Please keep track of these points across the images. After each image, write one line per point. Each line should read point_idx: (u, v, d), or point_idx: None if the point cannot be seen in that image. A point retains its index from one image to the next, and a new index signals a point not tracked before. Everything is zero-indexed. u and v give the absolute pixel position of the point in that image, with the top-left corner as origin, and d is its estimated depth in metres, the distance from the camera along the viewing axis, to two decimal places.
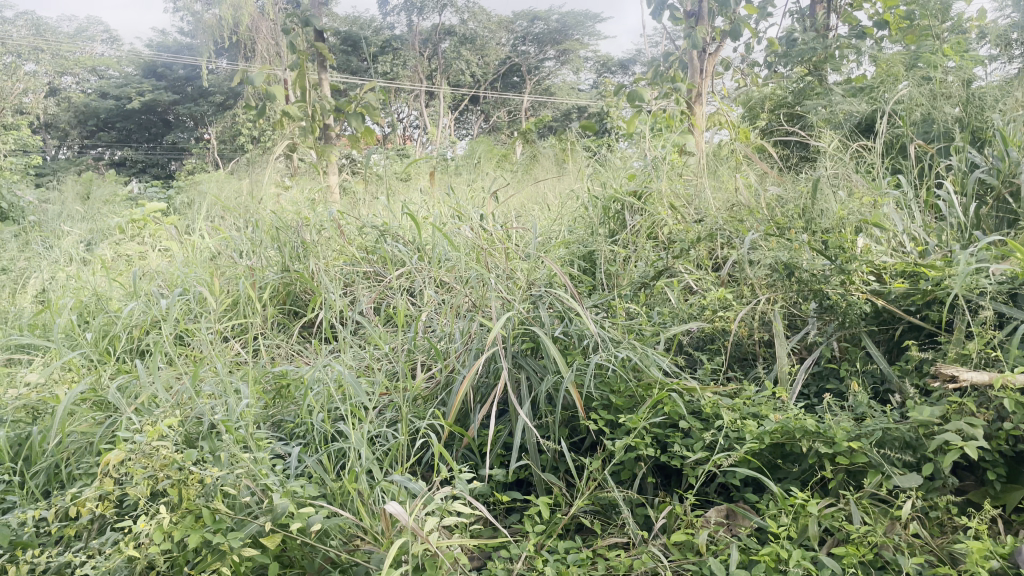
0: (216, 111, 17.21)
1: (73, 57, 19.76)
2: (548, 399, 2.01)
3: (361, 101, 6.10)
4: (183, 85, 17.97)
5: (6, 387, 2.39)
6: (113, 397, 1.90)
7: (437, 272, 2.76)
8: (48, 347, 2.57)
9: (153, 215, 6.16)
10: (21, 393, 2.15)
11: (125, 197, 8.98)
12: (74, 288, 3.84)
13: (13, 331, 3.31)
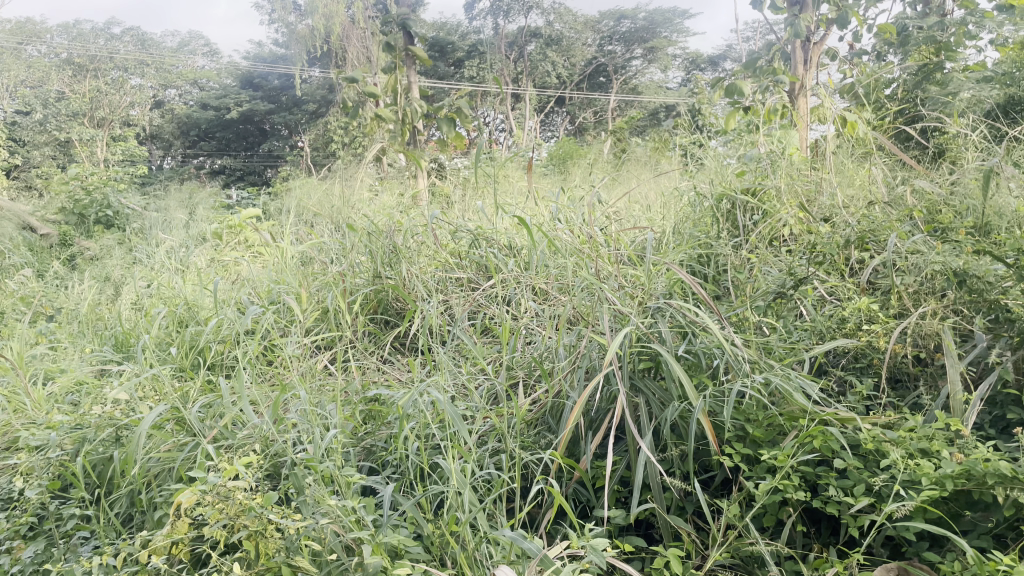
0: (309, 119, 17.56)
1: (177, 71, 20.69)
2: (671, 429, 1.75)
3: (451, 104, 5.98)
4: (278, 95, 18.47)
5: (94, 402, 2.30)
6: (194, 421, 1.76)
7: (538, 280, 2.53)
8: (138, 360, 2.48)
9: (248, 222, 6.18)
10: (105, 412, 2.05)
11: (224, 205, 9.18)
12: (169, 295, 3.81)
13: (109, 340, 3.27)
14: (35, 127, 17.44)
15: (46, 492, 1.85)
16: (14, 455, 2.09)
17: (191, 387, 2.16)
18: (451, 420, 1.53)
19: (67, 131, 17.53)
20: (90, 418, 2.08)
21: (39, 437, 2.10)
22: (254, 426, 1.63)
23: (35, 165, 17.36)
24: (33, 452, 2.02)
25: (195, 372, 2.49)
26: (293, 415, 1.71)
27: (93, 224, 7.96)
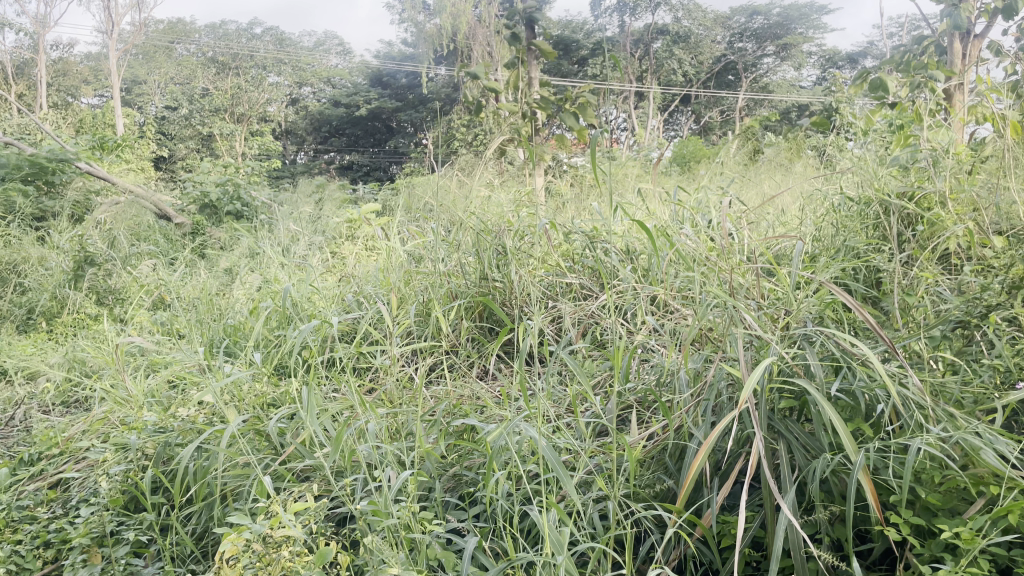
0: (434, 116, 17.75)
1: (312, 70, 21.48)
2: (820, 484, 1.43)
3: (574, 100, 5.74)
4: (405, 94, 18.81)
5: (186, 401, 2.20)
6: (271, 434, 1.58)
7: (657, 290, 2.25)
8: (234, 359, 2.38)
9: (366, 217, 6.16)
10: (191, 415, 1.93)
11: (347, 199, 9.28)
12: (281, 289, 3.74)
13: (217, 335, 3.23)
14: (182, 122, 18.64)
15: (117, 502, 1.75)
16: (99, 455, 2.01)
17: (279, 392, 2.01)
18: (545, 465, 1.29)
19: (210, 126, 18.50)
20: (174, 421, 1.97)
21: (125, 437, 2.02)
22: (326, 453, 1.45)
23: (181, 158, 18.40)
24: (115, 455, 1.94)
25: (289, 375, 2.35)
26: (371, 437, 1.51)
27: (224, 215, 8.20)
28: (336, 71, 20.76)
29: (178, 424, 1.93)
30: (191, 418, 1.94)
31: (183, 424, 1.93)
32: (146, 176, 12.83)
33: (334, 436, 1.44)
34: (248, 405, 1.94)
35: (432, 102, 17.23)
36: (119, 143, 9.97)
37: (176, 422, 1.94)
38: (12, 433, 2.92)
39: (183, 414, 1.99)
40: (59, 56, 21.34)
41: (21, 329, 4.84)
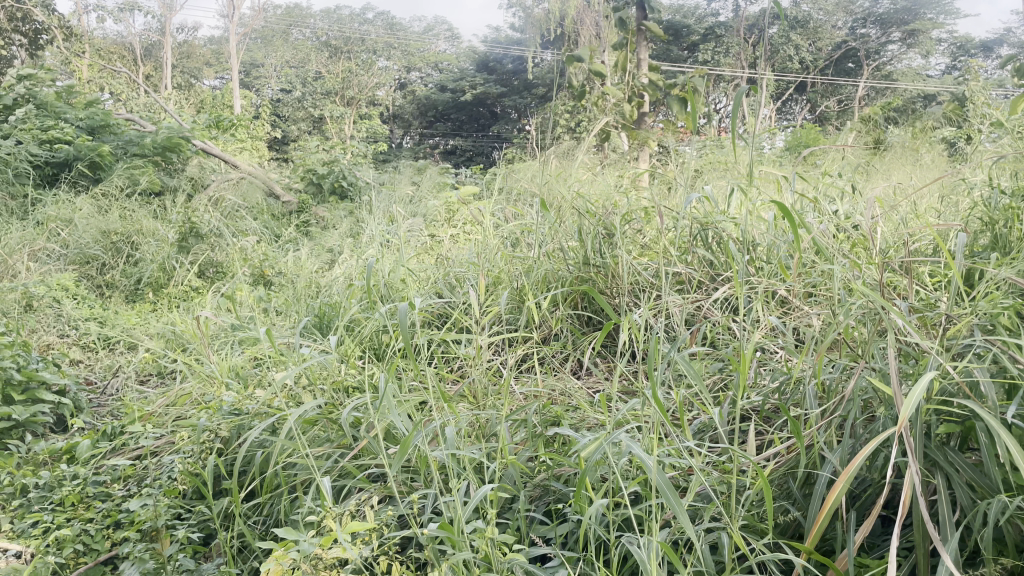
0: (539, 102, 17.57)
1: (420, 54, 21.67)
2: (988, 532, 1.17)
3: (686, 82, 5.44)
4: (511, 79, 18.72)
5: (265, 381, 2.10)
6: (340, 429, 1.43)
7: (780, 285, 1.99)
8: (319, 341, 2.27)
9: (465, 200, 6.04)
10: (265, 399, 1.81)
11: (449, 182, 9.20)
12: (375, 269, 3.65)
13: (309, 314, 3.15)
14: (295, 103, 19.16)
15: (173, 494, 1.67)
16: (177, 433, 1.93)
17: (358, 378, 1.87)
18: (648, 495, 1.09)
19: (320, 109, 18.92)
20: (248, 404, 1.86)
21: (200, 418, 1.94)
22: (398, 457, 1.29)
23: (292, 139, 18.92)
24: (186, 439, 1.86)
25: (372, 360, 2.21)
26: (449, 441, 1.34)
27: (328, 194, 8.26)
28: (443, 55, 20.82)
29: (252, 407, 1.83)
30: (265, 401, 1.83)
31: (257, 408, 1.81)
32: (258, 156, 13.20)
33: (403, 442, 1.28)
34: (325, 391, 1.80)
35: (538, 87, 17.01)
36: (233, 122, 10.23)
37: (251, 405, 1.83)
38: (107, 402, 2.92)
39: (258, 396, 1.88)
40: (184, 39, 22.29)
41: (130, 298, 4.95)
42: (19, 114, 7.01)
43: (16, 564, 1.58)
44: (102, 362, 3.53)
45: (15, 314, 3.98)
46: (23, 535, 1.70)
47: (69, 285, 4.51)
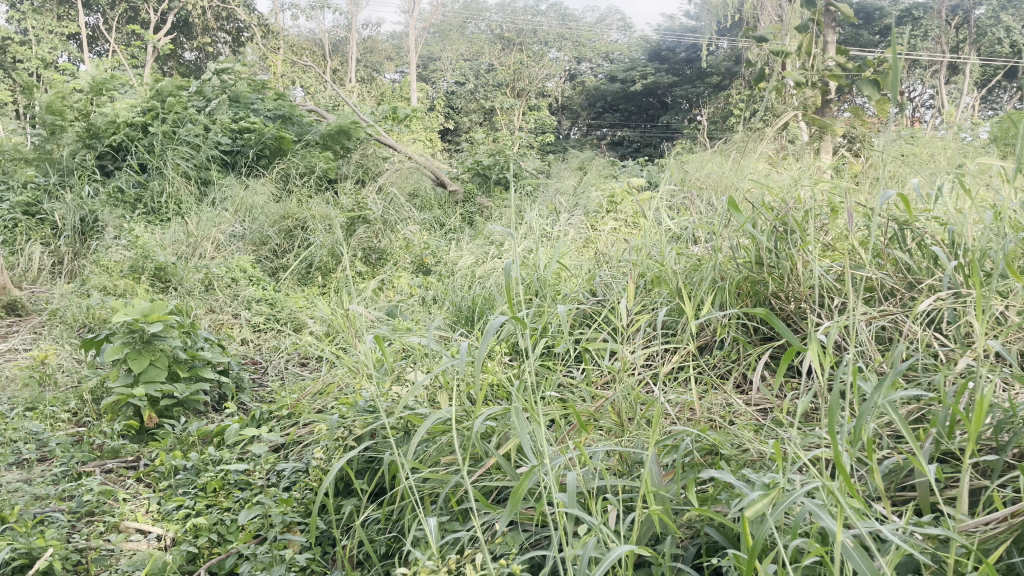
0: (712, 93, 16.88)
1: (591, 46, 21.50)
2: None
3: (880, 65, 4.93)
4: (684, 68, 18.12)
5: (406, 375, 2.02)
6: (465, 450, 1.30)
7: (1002, 299, 1.65)
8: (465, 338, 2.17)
9: (629, 193, 5.83)
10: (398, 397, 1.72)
11: (615, 174, 8.98)
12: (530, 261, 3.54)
13: (461, 306, 3.08)
14: (467, 96, 19.92)
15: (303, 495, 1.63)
16: (318, 426, 1.88)
17: (496, 383, 1.74)
18: None
19: (491, 100, 19.19)
20: (385, 403, 1.79)
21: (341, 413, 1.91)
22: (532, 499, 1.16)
23: (464, 131, 19.36)
24: (325, 433, 1.83)
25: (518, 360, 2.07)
26: (571, 491, 1.15)
27: (494, 184, 8.30)
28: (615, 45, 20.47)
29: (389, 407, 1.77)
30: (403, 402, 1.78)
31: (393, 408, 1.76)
32: (431, 147, 13.54)
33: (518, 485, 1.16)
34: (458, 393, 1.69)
35: (711, 76, 16.29)
36: (408, 113, 10.52)
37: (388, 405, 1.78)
38: (267, 382, 3.00)
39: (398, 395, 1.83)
40: (368, 35, 23.39)
41: (301, 282, 5.15)
42: (215, 104, 7.51)
43: (155, 548, 1.59)
44: (268, 343, 3.65)
45: (197, 295, 4.22)
46: (167, 519, 1.71)
47: (246, 266, 4.74)
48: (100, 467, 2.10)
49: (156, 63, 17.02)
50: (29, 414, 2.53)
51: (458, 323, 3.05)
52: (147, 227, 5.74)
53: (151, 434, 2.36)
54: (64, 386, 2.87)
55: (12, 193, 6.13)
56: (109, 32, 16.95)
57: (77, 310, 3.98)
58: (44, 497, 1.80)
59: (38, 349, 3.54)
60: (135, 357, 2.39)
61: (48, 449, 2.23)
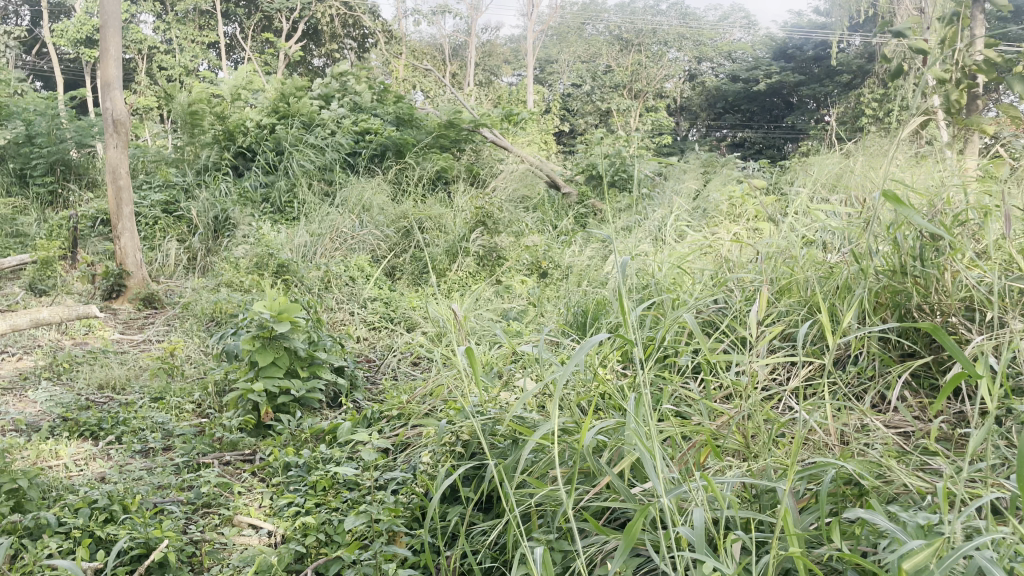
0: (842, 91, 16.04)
1: (713, 45, 20.91)
2: None
3: None
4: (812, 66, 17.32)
5: (516, 382, 1.97)
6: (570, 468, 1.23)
7: None
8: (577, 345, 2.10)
9: (751, 196, 5.59)
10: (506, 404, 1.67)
11: (737, 177, 8.66)
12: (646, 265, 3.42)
13: (574, 311, 3.01)
14: (585, 98, 19.96)
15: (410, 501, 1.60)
16: (425, 429, 1.86)
17: (609, 396, 1.67)
18: None
19: (608, 102, 19.03)
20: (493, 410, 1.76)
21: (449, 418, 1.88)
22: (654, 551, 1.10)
23: (579, 133, 19.29)
24: (432, 437, 1.81)
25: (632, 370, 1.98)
26: (700, 536, 1.10)
27: (609, 187, 8.18)
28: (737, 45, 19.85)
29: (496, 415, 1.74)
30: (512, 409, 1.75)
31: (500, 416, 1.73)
32: (546, 149, 13.53)
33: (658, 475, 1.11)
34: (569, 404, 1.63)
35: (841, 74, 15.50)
36: (524, 114, 10.52)
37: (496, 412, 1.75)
38: (379, 381, 3.02)
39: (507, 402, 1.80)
40: (487, 39, 23.68)
41: (415, 282, 5.22)
42: (339, 108, 7.75)
43: (265, 546, 1.60)
44: (382, 342, 3.70)
45: (317, 292, 4.33)
46: (278, 515, 1.73)
47: (364, 265, 4.84)
48: (219, 459, 2.15)
49: (286, 69, 17.86)
50: (156, 404, 2.64)
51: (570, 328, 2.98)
52: (274, 226, 5.98)
53: (268, 429, 2.42)
54: (191, 378, 2.99)
55: (153, 192, 6.52)
56: (245, 41, 17.91)
57: (206, 305, 4.16)
58: (165, 487, 1.86)
59: (170, 341, 3.72)
60: (261, 351, 2.49)
61: (172, 438, 2.32)
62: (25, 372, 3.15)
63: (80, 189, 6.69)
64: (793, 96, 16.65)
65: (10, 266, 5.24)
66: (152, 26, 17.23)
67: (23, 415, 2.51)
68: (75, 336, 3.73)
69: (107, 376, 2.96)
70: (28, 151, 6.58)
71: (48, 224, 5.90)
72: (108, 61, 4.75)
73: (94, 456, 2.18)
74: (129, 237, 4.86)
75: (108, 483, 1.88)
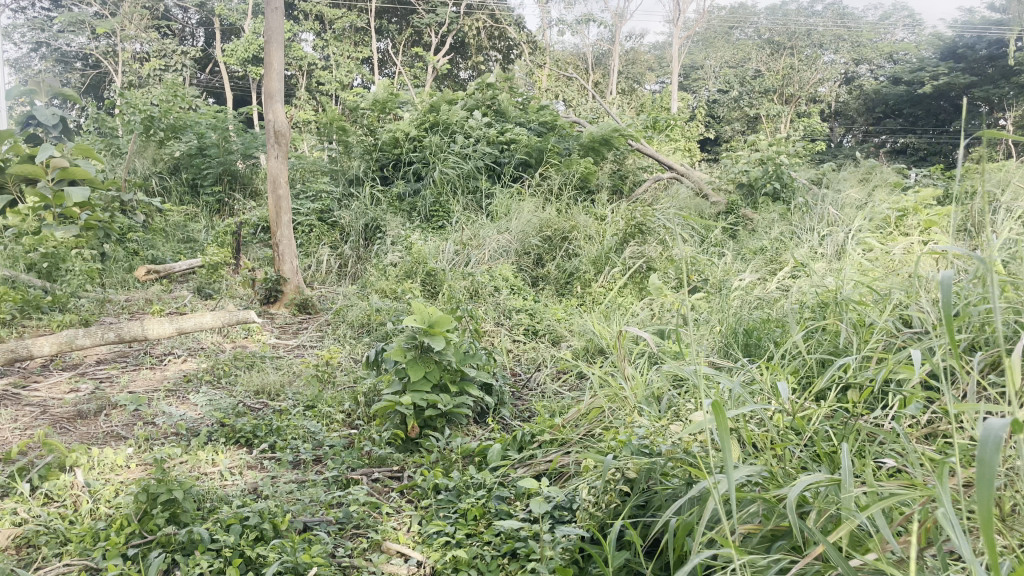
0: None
1: (874, 46, 19.68)
2: None
3: None
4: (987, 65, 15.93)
5: (683, 414, 1.79)
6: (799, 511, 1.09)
7: None
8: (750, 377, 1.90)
9: (926, 206, 5.11)
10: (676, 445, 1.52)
11: (904, 186, 8.01)
12: (813, 282, 3.14)
13: (736, 330, 2.79)
14: (731, 103, 19.12)
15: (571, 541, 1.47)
16: (583, 460, 1.72)
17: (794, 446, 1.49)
18: None
19: (757, 108, 18.34)
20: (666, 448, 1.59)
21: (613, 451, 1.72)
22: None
23: (725, 140, 18.63)
24: (595, 470, 1.66)
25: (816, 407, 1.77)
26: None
27: (762, 196, 7.78)
28: (901, 45, 18.53)
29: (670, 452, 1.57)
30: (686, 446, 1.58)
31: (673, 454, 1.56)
32: (691, 157, 13.12)
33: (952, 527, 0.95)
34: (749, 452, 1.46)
35: None
36: (671, 120, 10.20)
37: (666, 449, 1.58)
38: (527, 397, 2.91)
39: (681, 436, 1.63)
40: (631, 46, 23.39)
41: (560, 291, 5.09)
42: (485, 117, 7.77)
43: None
44: (528, 354, 3.59)
45: (462, 301, 4.29)
46: (427, 544, 1.63)
47: (508, 274, 4.76)
48: (368, 475, 2.09)
49: (434, 81, 18.38)
50: (308, 413, 2.64)
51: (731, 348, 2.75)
52: (421, 234, 6.05)
53: (415, 445, 2.34)
54: (342, 386, 2.99)
55: (308, 201, 6.76)
56: (396, 55, 18.59)
57: (357, 311, 4.22)
58: (315, 503, 1.81)
59: (322, 347, 3.78)
60: (412, 364, 2.42)
61: (323, 449, 2.29)
62: (189, 374, 3.28)
63: (244, 198, 7.05)
64: (965, 99, 15.34)
65: (181, 271, 5.56)
66: (312, 44, 18.20)
67: (186, 418, 2.58)
68: (236, 340, 3.87)
69: (264, 382, 3.01)
70: (199, 162, 7.00)
71: (214, 231, 6.24)
72: (271, 75, 4.93)
73: (248, 465, 2.18)
74: (286, 244, 5.03)
75: (260, 496, 1.87)
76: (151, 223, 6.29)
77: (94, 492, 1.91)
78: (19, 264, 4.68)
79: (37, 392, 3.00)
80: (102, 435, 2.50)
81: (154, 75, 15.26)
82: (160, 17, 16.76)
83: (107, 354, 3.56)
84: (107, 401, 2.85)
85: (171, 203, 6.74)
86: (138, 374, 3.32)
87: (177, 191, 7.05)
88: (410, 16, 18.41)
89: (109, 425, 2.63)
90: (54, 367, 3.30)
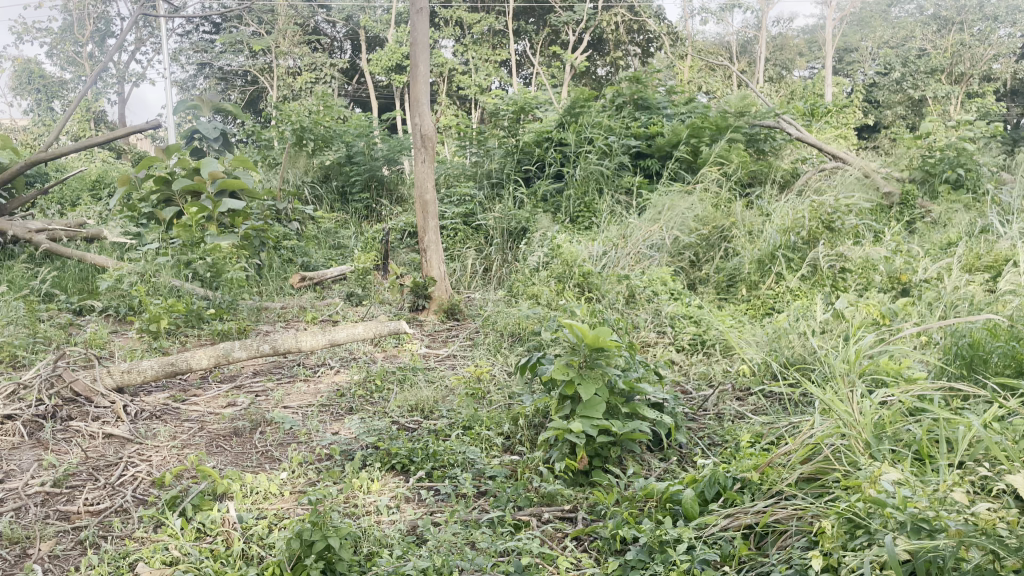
0: None
1: None
2: None
3: None
4: None
5: (948, 477, 1.43)
6: None
7: None
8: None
9: None
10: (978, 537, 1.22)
11: None
12: None
13: (962, 355, 2.35)
14: (892, 86, 17.13)
15: None
16: (818, 528, 1.40)
17: None
18: None
19: (922, 88, 16.44)
20: (954, 518, 1.28)
21: (857, 512, 1.41)
22: None
23: (886, 127, 16.97)
24: (837, 541, 1.35)
25: None
26: None
27: (940, 186, 7.06)
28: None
29: (960, 532, 1.24)
30: (984, 525, 1.24)
31: (966, 534, 1.23)
32: (848, 145, 12.21)
33: None
34: None
35: None
36: (829, 107, 9.44)
37: (955, 525, 1.25)
38: (704, 423, 2.58)
39: (964, 509, 1.30)
40: (777, 32, 22.32)
41: (723, 294, 4.67)
42: (630, 111, 7.44)
43: None
44: (697, 368, 3.25)
45: (619, 306, 4.00)
46: None
47: (667, 277, 4.40)
48: (538, 515, 1.85)
49: (572, 80, 18.10)
50: (465, 434, 2.44)
51: (957, 372, 2.31)
52: (570, 235, 5.81)
53: (586, 478, 2.06)
54: (498, 404, 2.77)
55: (453, 205, 6.67)
56: (534, 57, 18.49)
57: (508, 318, 4.01)
58: (482, 554, 1.60)
59: (475, 358, 3.59)
60: (573, 384, 2.16)
61: (483, 479, 2.09)
62: (342, 388, 3.17)
63: (391, 204, 7.07)
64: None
65: (333, 277, 5.59)
66: (452, 50, 18.40)
67: (340, 439, 2.45)
68: (388, 350, 3.76)
69: (419, 398, 2.84)
70: (348, 170, 7.08)
71: (363, 237, 6.27)
72: (417, 79, 4.80)
73: (405, 497, 2.01)
74: (434, 249, 4.90)
75: (423, 541, 1.68)
76: (305, 230, 6.39)
77: (246, 528, 1.80)
78: (184, 272, 4.83)
79: (196, 405, 2.98)
80: (258, 457, 2.41)
81: (305, 87, 15.83)
82: (311, 33, 17.51)
83: (263, 365, 3.53)
84: (262, 418, 2.78)
85: (323, 211, 6.86)
86: (292, 387, 3.25)
87: (327, 198, 7.16)
88: (547, 15, 18.33)
89: (264, 444, 2.55)
90: (214, 380, 3.30)
